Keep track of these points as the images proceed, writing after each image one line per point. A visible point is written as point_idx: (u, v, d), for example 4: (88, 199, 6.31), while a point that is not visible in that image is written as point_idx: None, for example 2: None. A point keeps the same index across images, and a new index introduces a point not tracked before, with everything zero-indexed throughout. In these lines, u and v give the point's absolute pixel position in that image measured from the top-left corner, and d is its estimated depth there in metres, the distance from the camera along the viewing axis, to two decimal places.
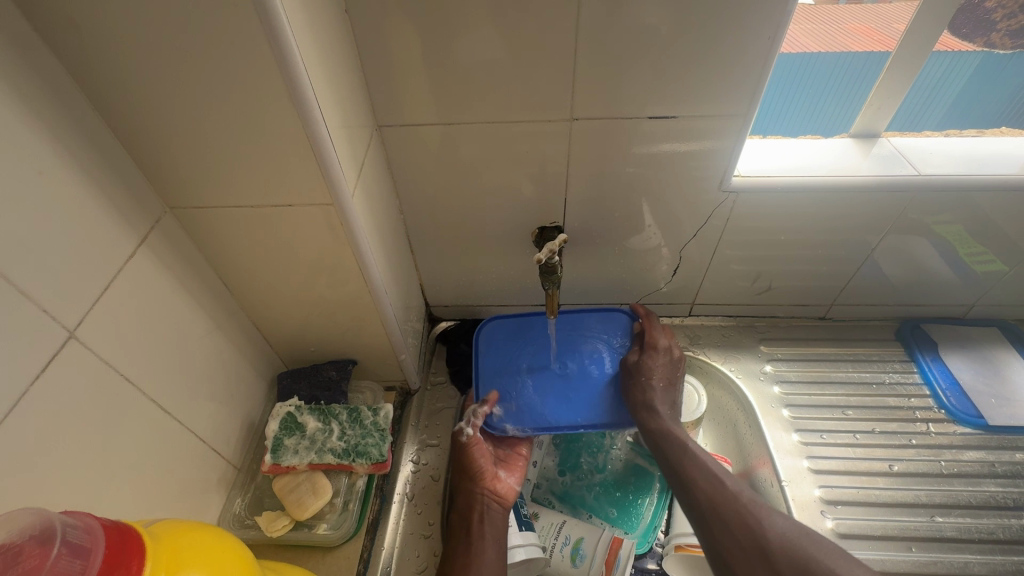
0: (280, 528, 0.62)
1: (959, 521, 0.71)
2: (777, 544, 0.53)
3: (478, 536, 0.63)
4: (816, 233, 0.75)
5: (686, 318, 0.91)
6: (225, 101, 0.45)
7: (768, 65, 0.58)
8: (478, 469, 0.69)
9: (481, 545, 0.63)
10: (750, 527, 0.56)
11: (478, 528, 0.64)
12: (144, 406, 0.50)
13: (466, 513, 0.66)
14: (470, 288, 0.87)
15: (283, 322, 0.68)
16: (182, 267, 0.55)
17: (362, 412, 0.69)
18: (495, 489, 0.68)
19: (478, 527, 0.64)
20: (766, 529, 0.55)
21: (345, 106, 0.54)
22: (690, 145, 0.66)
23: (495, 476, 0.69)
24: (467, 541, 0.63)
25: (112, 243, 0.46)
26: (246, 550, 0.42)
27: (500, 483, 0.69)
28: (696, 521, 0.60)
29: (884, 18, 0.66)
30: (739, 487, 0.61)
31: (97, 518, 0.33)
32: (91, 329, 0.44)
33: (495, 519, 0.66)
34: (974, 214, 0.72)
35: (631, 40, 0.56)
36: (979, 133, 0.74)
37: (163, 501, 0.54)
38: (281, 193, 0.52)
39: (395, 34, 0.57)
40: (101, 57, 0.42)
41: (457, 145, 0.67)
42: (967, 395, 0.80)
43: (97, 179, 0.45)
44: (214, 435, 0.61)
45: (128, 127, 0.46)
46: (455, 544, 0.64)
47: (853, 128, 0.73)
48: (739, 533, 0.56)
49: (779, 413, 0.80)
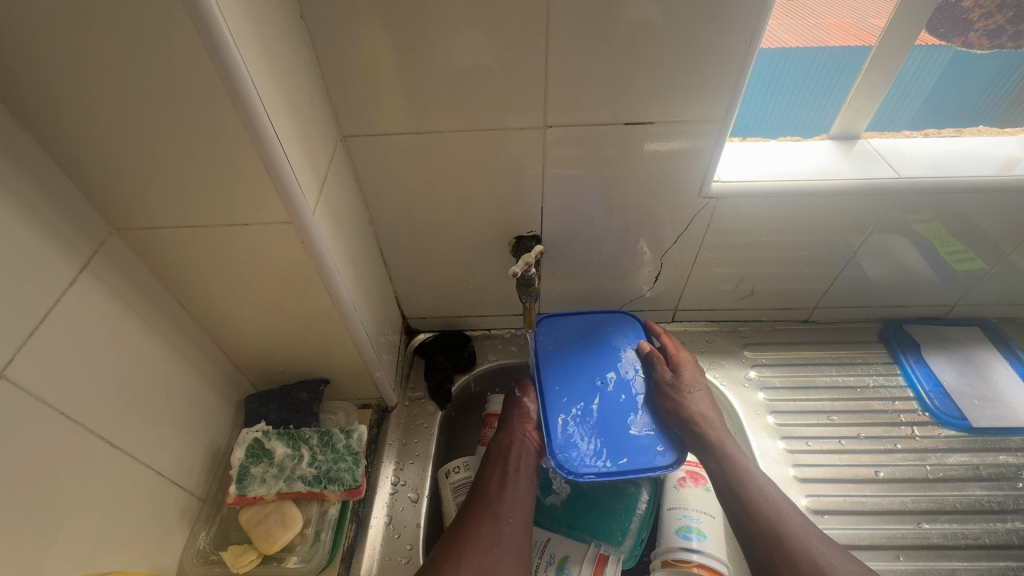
0: (247, 563, 0.58)
1: (946, 527, 0.70)
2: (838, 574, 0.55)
3: (513, 474, 0.69)
4: (797, 237, 0.74)
5: (669, 324, 0.90)
6: (168, 116, 0.41)
7: (745, 68, 0.56)
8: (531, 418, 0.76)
9: (515, 482, 0.68)
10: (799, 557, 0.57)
11: (512, 468, 0.70)
12: (91, 444, 0.47)
13: (507, 448, 0.72)
14: (448, 299, 0.85)
15: (248, 343, 0.65)
16: (131, 292, 0.51)
17: (334, 435, 0.66)
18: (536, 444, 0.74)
19: (511, 465, 0.70)
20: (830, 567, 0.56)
21: (304, 118, 0.51)
22: (671, 143, 0.63)
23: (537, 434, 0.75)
24: (502, 477, 0.68)
25: (47, 271, 0.43)
26: None
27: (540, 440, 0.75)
28: (747, 542, 0.61)
29: (860, 13, 0.64)
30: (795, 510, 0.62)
31: None
32: (23, 366, 0.41)
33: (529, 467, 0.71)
34: (954, 215, 0.71)
35: (605, 44, 0.54)
36: (957, 132, 0.73)
37: (117, 544, 0.50)
38: (236, 212, 0.49)
39: (357, 40, 0.54)
40: (28, 71, 0.38)
41: (428, 155, 0.64)
42: (951, 397, 0.80)
43: (30, 202, 0.41)
44: (174, 467, 0.58)
45: (62, 146, 0.43)
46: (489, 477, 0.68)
47: (833, 129, 0.72)
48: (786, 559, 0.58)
49: (765, 420, 0.79)
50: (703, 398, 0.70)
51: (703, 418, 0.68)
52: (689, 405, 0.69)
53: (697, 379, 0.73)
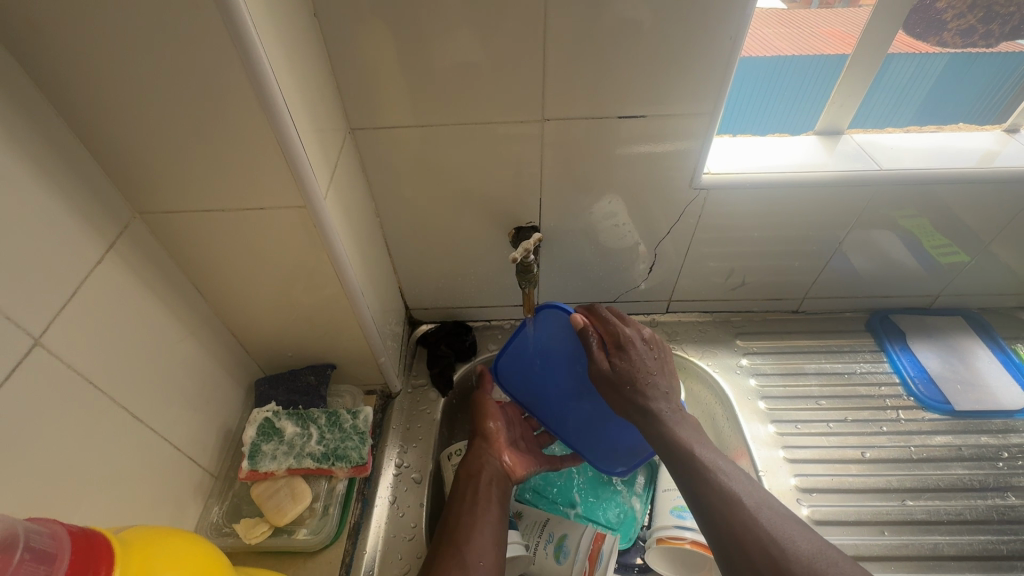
0: (259, 535, 0.61)
1: (929, 504, 0.73)
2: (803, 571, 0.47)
3: (486, 494, 0.68)
4: (784, 228, 0.77)
5: (664, 315, 0.93)
6: (191, 104, 0.45)
7: (732, 64, 0.59)
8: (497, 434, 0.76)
9: (489, 503, 0.67)
10: (762, 540, 0.50)
11: (485, 489, 0.69)
12: (114, 414, 0.50)
13: (475, 473, 0.70)
14: (449, 290, 0.88)
15: (259, 328, 0.67)
16: (151, 274, 0.54)
17: (342, 415, 0.68)
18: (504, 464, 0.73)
19: (483, 490, 0.69)
20: (788, 548, 0.49)
21: (316, 109, 0.54)
22: (661, 147, 0.67)
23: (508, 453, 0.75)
24: (474, 498, 0.67)
25: (78, 249, 0.46)
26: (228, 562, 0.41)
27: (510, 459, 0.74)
28: (705, 526, 0.54)
29: (851, 23, 0.68)
30: (759, 496, 0.54)
31: (64, 525, 0.33)
32: (57, 334, 0.44)
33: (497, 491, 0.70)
34: (935, 206, 0.74)
35: (600, 40, 0.57)
36: (938, 129, 0.77)
37: (136, 511, 0.53)
38: (252, 196, 0.52)
39: (367, 37, 0.57)
40: (65, 61, 0.41)
41: (432, 147, 0.67)
42: (935, 383, 0.83)
43: (62, 184, 0.44)
44: (190, 442, 0.60)
45: (93, 133, 0.46)
46: (462, 498, 0.67)
47: (818, 125, 0.76)
48: (749, 546, 0.50)
49: (755, 405, 0.82)
50: (647, 378, 0.66)
51: (649, 411, 0.64)
52: (636, 398, 0.65)
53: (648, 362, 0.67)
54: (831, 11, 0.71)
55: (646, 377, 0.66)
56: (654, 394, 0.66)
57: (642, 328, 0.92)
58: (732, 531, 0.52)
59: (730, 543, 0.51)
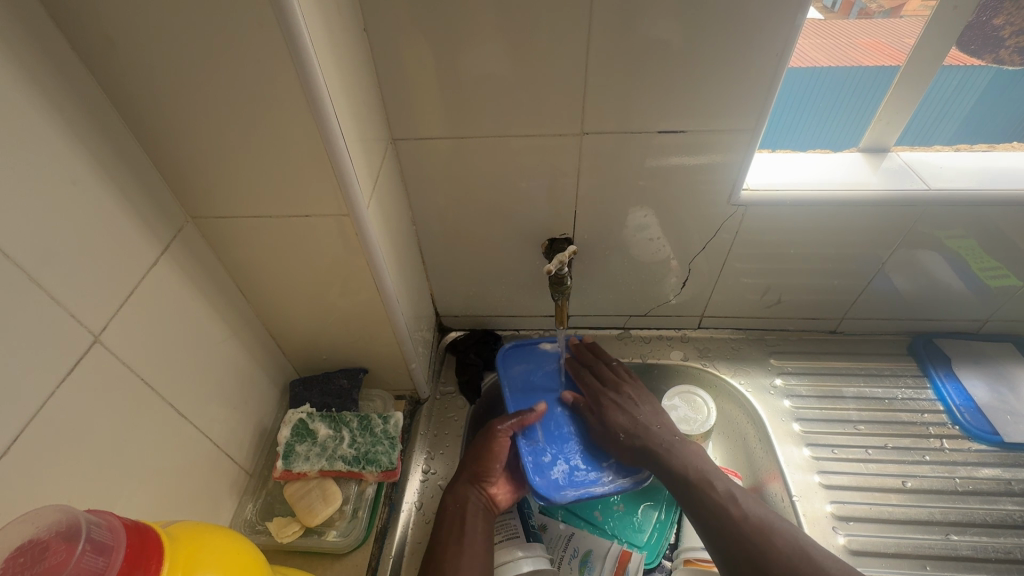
0: (290, 534, 0.62)
1: (975, 540, 0.70)
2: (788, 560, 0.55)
3: (468, 530, 0.64)
4: (825, 247, 0.76)
5: (695, 331, 0.91)
6: (245, 115, 0.46)
7: (777, 80, 0.59)
8: (495, 465, 0.70)
9: (469, 543, 0.63)
10: (758, 547, 0.57)
11: (471, 523, 0.65)
12: (162, 410, 0.52)
13: (461, 505, 0.66)
14: (480, 299, 0.88)
15: (297, 330, 0.69)
16: (200, 276, 0.56)
17: (373, 420, 0.70)
18: (494, 494, 0.69)
19: (470, 523, 0.65)
20: (782, 545, 0.57)
21: (362, 120, 0.56)
22: (698, 160, 0.66)
23: (498, 483, 0.70)
24: (460, 533, 0.64)
25: (135, 249, 0.48)
26: (264, 558, 0.42)
27: (500, 490, 0.70)
28: (715, 543, 0.61)
29: (895, 34, 0.67)
30: (751, 507, 0.62)
31: (120, 518, 0.34)
32: (114, 332, 0.46)
33: (488, 519, 0.67)
34: (987, 229, 0.71)
35: (643, 53, 0.57)
36: (990, 148, 0.74)
37: (177, 505, 0.54)
38: (299, 204, 0.53)
39: (412, 50, 0.59)
40: (133, 72, 0.43)
41: (469, 158, 0.68)
42: (982, 412, 0.79)
43: (124, 189, 0.47)
44: (228, 440, 0.62)
45: (153, 140, 0.48)
46: (447, 532, 0.64)
47: (863, 142, 0.74)
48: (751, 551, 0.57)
49: (790, 427, 0.80)
50: (649, 414, 0.74)
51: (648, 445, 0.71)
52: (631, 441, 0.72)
53: (633, 412, 0.74)
54: (870, 22, 0.69)
55: (644, 409, 0.75)
56: (650, 423, 0.73)
57: (673, 343, 0.91)
58: (739, 539, 0.59)
59: (732, 550, 0.59)
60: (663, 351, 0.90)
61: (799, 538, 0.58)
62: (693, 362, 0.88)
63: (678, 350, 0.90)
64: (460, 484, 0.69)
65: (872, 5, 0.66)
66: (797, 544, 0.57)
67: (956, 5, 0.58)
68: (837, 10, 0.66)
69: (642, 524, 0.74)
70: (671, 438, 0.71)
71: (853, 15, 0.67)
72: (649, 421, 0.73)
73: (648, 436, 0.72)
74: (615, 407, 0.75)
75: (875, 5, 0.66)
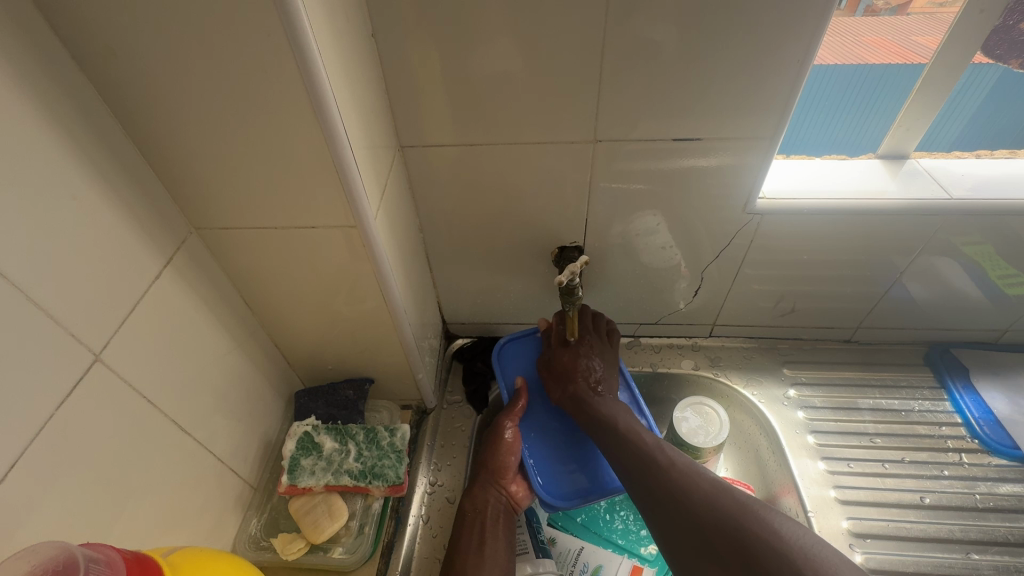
0: (295, 551, 0.61)
1: (996, 559, 0.68)
2: (703, 511, 0.52)
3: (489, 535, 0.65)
4: (842, 255, 0.74)
5: (706, 339, 0.90)
6: (251, 126, 0.45)
7: (796, 87, 0.57)
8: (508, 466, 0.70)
9: (490, 546, 0.64)
10: (676, 495, 0.55)
11: (491, 527, 0.66)
12: (165, 427, 0.50)
13: (480, 509, 0.68)
14: (488, 306, 0.87)
15: (303, 340, 0.68)
16: (204, 288, 0.55)
17: (380, 433, 0.68)
18: (511, 493, 0.70)
19: (490, 526, 0.66)
20: (693, 495, 0.54)
21: (370, 128, 0.54)
22: (711, 160, 0.64)
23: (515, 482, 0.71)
24: (480, 539, 0.65)
25: (138, 264, 0.47)
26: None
27: (518, 487, 0.71)
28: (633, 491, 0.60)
29: (900, 31, 0.64)
30: (675, 456, 0.60)
31: (118, 551, 0.33)
32: (117, 349, 0.45)
33: (507, 519, 0.68)
34: (1011, 238, 0.69)
35: (659, 60, 0.56)
36: (1012, 154, 0.72)
37: (180, 522, 0.53)
38: (306, 215, 0.52)
39: (421, 56, 0.57)
40: (136, 83, 0.42)
41: (478, 166, 0.67)
42: (1002, 426, 0.78)
43: (127, 202, 0.45)
44: (232, 454, 0.61)
45: (156, 151, 0.47)
46: (465, 538, 0.65)
47: (881, 148, 0.72)
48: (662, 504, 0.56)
49: (804, 440, 0.78)
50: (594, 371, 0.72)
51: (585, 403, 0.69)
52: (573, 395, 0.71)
53: (583, 361, 0.73)
54: (874, 20, 0.63)
55: (590, 363, 0.73)
56: (591, 378, 0.71)
57: (684, 351, 0.89)
58: (653, 490, 0.57)
59: (653, 504, 0.57)
60: (674, 359, 0.89)
61: (717, 482, 0.55)
62: (704, 371, 0.87)
63: (689, 359, 0.88)
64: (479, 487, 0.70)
65: (879, 2, 0.61)
66: (715, 487, 0.54)
67: (982, 9, 0.56)
68: (843, 8, 0.60)
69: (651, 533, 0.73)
70: (608, 401, 0.69)
71: (858, 12, 0.61)
72: (593, 380, 0.72)
73: (587, 393, 0.70)
74: (569, 353, 0.74)
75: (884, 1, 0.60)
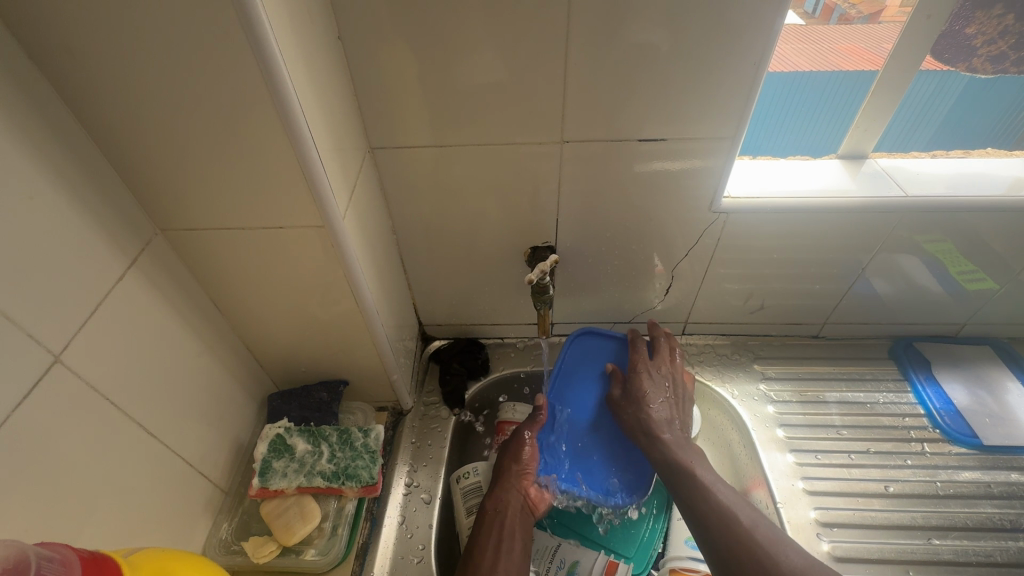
0: (267, 554, 0.61)
1: (957, 544, 0.70)
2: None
3: (505, 540, 0.65)
4: (806, 252, 0.76)
5: (680, 337, 0.91)
6: (214, 126, 0.45)
7: (755, 89, 0.59)
8: (526, 466, 0.72)
9: (504, 549, 0.64)
10: (753, 550, 0.57)
11: (507, 528, 0.67)
12: (130, 430, 0.50)
13: (500, 507, 0.68)
14: (464, 307, 0.87)
15: (274, 342, 0.67)
16: (171, 290, 0.55)
17: (354, 434, 0.69)
18: (528, 493, 0.71)
19: (507, 526, 0.67)
20: (782, 556, 0.56)
21: (337, 130, 0.55)
22: (679, 165, 0.66)
23: (533, 482, 0.72)
24: (495, 539, 0.65)
25: (100, 266, 0.46)
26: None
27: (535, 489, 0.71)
28: (700, 537, 0.61)
29: (873, 39, 0.65)
30: (755, 517, 0.61)
31: (76, 550, 0.33)
32: (78, 350, 0.44)
33: (522, 520, 0.69)
34: (966, 234, 0.72)
35: (619, 61, 0.57)
36: (966, 154, 0.75)
37: (147, 527, 0.53)
38: (272, 216, 0.52)
39: (388, 59, 0.58)
40: (96, 83, 0.42)
41: (447, 167, 0.67)
42: (962, 415, 0.80)
43: (87, 203, 0.45)
44: (201, 458, 0.60)
45: (118, 152, 0.47)
46: (484, 534, 0.66)
47: (841, 149, 0.74)
48: (738, 552, 0.57)
49: (774, 434, 0.80)
50: (659, 402, 0.73)
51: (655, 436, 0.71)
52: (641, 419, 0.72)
53: (658, 390, 0.75)
54: (849, 28, 0.66)
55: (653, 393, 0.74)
56: (657, 411, 0.73)
57: None
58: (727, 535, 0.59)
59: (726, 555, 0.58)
60: None
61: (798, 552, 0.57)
62: None
63: None
64: (497, 484, 0.71)
65: (851, 10, 0.65)
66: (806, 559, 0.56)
67: (928, 14, 0.59)
68: (818, 14, 0.64)
69: (626, 531, 0.73)
70: (671, 430, 0.72)
71: (834, 20, 0.65)
72: (660, 408, 0.73)
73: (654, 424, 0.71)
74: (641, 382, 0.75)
75: (855, 10, 0.65)
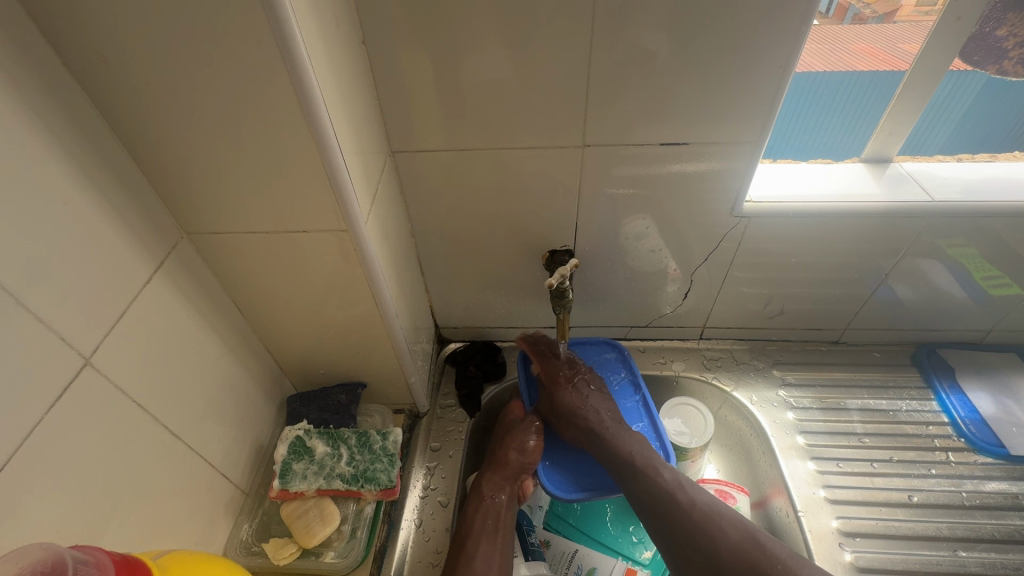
0: (287, 556, 0.61)
1: (983, 556, 0.69)
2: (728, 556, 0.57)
3: (488, 536, 0.66)
4: (828, 257, 0.75)
5: (698, 341, 0.90)
6: (241, 132, 0.46)
7: (780, 92, 0.58)
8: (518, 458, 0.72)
9: (489, 544, 0.65)
10: (691, 530, 0.60)
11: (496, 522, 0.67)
12: (155, 432, 0.50)
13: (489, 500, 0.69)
14: (480, 310, 0.87)
15: (294, 344, 0.68)
16: (195, 292, 0.55)
17: (372, 436, 0.69)
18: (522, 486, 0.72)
19: (496, 521, 0.67)
20: (719, 538, 0.59)
21: (360, 134, 0.55)
22: (699, 168, 0.66)
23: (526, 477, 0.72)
24: (483, 533, 0.66)
25: (128, 270, 0.47)
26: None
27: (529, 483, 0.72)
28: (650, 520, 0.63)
29: (887, 39, 0.66)
30: (695, 493, 0.63)
31: (108, 553, 0.34)
32: (107, 353, 0.45)
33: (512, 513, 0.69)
34: (993, 240, 0.71)
35: (642, 64, 0.57)
36: (992, 157, 0.73)
37: (170, 528, 0.53)
38: (296, 220, 0.53)
39: (410, 62, 0.58)
40: (127, 89, 0.42)
41: (467, 171, 0.67)
42: (987, 424, 0.79)
43: (117, 207, 0.46)
44: (223, 459, 0.61)
45: (147, 157, 0.47)
46: (471, 526, 0.66)
47: (865, 152, 0.73)
48: (688, 536, 0.60)
49: (795, 441, 0.79)
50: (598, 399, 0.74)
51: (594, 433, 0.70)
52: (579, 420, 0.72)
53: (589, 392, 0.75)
54: (863, 28, 0.66)
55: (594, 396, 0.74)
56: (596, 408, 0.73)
57: (677, 354, 0.90)
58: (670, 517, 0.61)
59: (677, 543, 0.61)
60: (667, 360, 0.89)
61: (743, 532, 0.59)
62: (695, 373, 0.88)
63: (681, 361, 0.89)
64: (490, 477, 0.71)
65: (865, 10, 0.65)
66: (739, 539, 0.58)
67: (959, 16, 0.58)
68: (831, 15, 0.64)
69: (642, 540, 0.73)
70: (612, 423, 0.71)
71: (847, 20, 0.65)
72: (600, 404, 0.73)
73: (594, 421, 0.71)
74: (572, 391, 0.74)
75: (870, 9, 0.65)
